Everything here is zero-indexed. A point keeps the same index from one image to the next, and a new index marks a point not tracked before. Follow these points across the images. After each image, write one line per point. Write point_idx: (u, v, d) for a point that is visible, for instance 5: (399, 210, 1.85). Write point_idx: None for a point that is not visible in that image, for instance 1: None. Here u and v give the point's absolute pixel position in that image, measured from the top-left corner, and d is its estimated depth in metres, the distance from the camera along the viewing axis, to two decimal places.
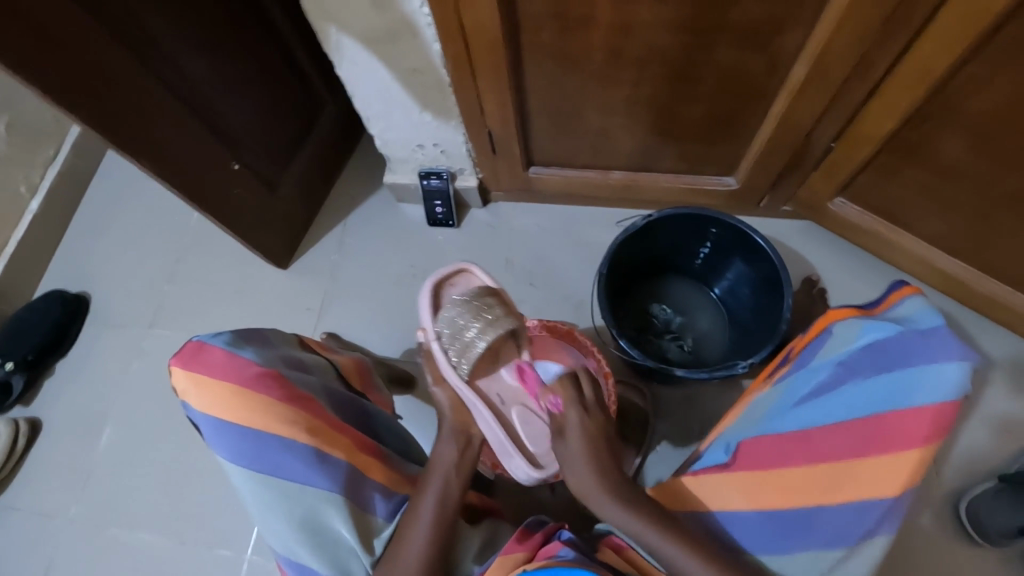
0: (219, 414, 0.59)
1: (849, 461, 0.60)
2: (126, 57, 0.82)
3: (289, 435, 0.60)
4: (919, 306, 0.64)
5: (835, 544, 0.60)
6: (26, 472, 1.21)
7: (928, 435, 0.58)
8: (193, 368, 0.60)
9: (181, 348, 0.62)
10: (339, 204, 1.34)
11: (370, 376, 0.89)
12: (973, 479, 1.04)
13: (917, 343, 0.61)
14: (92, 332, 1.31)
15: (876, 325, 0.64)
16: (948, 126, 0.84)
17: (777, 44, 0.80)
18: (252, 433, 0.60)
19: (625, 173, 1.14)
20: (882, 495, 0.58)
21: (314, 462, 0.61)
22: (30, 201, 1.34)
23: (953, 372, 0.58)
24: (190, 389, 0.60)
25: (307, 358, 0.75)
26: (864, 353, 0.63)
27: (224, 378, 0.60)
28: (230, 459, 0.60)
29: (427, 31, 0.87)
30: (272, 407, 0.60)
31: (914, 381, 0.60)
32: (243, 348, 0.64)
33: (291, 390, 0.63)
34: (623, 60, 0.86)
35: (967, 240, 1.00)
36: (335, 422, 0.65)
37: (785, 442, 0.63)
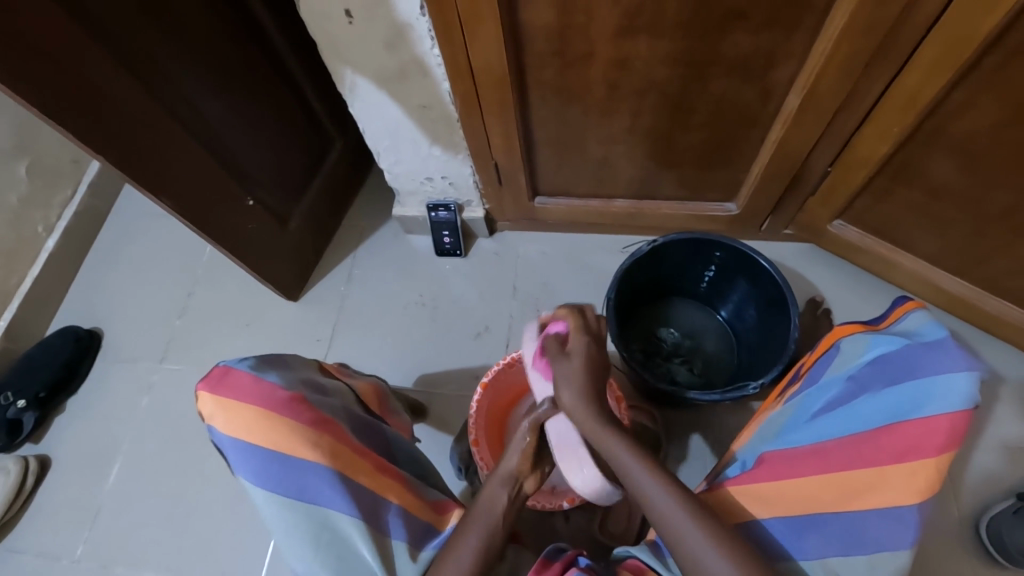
0: (245, 437, 0.61)
1: (864, 471, 0.59)
2: (153, 101, 0.86)
3: (312, 457, 0.61)
4: (923, 320, 0.64)
5: (854, 550, 0.59)
6: (33, 510, 1.20)
7: (941, 445, 0.57)
8: (219, 392, 0.62)
9: (208, 372, 0.64)
10: (349, 237, 1.38)
11: (388, 402, 0.90)
12: (990, 497, 1.03)
13: (923, 354, 0.61)
14: (104, 367, 1.32)
15: (882, 339, 0.65)
16: (938, 150, 0.88)
17: (768, 78, 0.85)
18: (277, 456, 0.61)
19: (628, 201, 1.17)
20: (903, 504, 0.57)
21: (337, 484, 0.61)
22: (47, 239, 1.38)
23: (962, 382, 0.58)
24: (216, 412, 0.62)
25: (327, 383, 0.75)
26: (871, 367, 0.64)
27: (250, 400, 0.62)
28: (254, 482, 0.61)
29: (436, 70, 0.91)
30: (298, 429, 0.61)
31: (923, 391, 0.59)
32: (267, 371, 0.66)
33: (315, 412, 0.64)
34: (623, 94, 0.90)
35: (966, 259, 1.02)
36: (356, 445, 0.65)
37: (800, 455, 0.64)
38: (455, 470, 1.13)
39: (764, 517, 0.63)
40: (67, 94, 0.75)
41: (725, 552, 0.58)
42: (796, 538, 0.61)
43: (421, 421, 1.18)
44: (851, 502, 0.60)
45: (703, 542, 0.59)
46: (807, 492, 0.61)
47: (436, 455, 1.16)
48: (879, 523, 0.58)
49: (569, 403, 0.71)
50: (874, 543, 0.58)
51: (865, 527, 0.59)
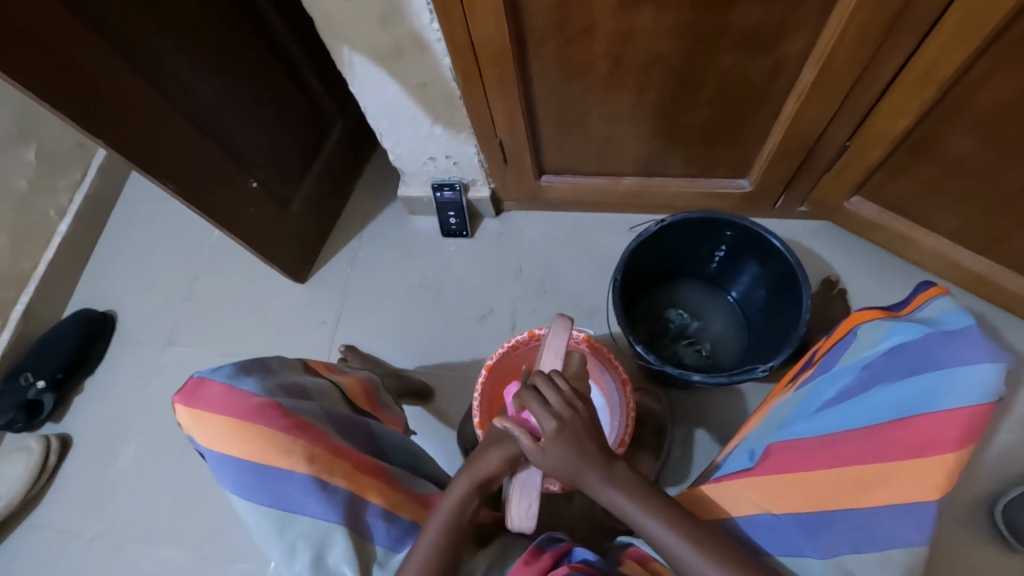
0: (221, 448, 0.61)
1: (873, 465, 0.58)
2: (148, 84, 0.85)
3: (287, 464, 0.60)
4: (946, 306, 0.61)
5: (863, 545, 0.58)
6: (55, 487, 1.25)
7: (959, 440, 0.54)
8: (194, 405, 0.62)
9: (183, 384, 0.64)
10: (354, 218, 1.37)
11: (378, 395, 0.92)
12: (1007, 483, 1.00)
13: (943, 343, 0.57)
14: (117, 350, 1.35)
15: (900, 327, 0.62)
16: (959, 126, 0.83)
17: (782, 48, 0.80)
18: (253, 466, 0.60)
19: (635, 179, 1.14)
20: (918, 500, 0.55)
21: (313, 491, 0.60)
22: (59, 224, 1.39)
23: (985, 375, 0.54)
24: (192, 424, 0.62)
25: (309, 384, 0.76)
26: (887, 357, 0.61)
27: (222, 411, 0.61)
28: (234, 491, 0.61)
29: (434, 46, 0.88)
30: (271, 437, 0.60)
31: (942, 384, 0.56)
32: (242, 379, 0.65)
33: (291, 418, 0.63)
34: (629, 68, 0.86)
35: (991, 238, 0.97)
36: (335, 447, 0.65)
37: (806, 447, 0.62)
38: (462, 451, 1.14)
39: (769, 512, 0.63)
40: (59, 80, 0.73)
41: (723, 565, 0.61)
42: (806, 537, 0.61)
43: (427, 402, 1.19)
44: (862, 497, 0.58)
45: (698, 559, 0.61)
46: (812, 486, 0.60)
47: (441, 436, 1.17)
48: (890, 518, 0.57)
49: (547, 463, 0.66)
50: (884, 538, 0.57)
51: (878, 524, 0.57)
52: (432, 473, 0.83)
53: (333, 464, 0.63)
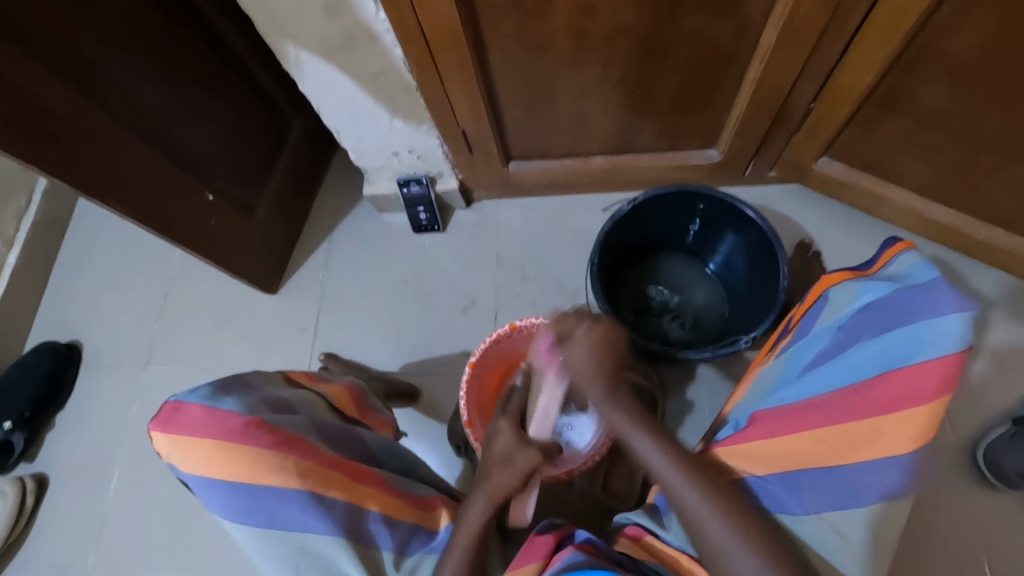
0: (207, 473, 0.57)
1: (858, 422, 0.58)
2: (83, 98, 0.79)
3: (280, 482, 0.58)
4: (912, 261, 0.63)
5: (852, 503, 0.57)
6: (37, 527, 1.20)
7: (938, 388, 0.55)
8: (172, 430, 0.58)
9: (158, 410, 0.60)
10: (322, 221, 1.32)
11: (365, 400, 0.89)
12: (987, 424, 1.03)
13: (915, 296, 0.59)
14: (87, 380, 1.29)
15: (871, 286, 0.63)
16: (926, 74, 0.83)
17: (743, 10, 0.79)
18: (243, 487, 0.57)
19: (606, 157, 1.12)
20: (898, 453, 0.56)
21: (310, 506, 0.58)
22: (7, 255, 1.32)
23: (955, 323, 0.56)
24: (172, 451, 0.58)
25: (292, 397, 0.73)
26: (861, 315, 0.62)
27: (204, 433, 0.58)
28: (226, 515, 0.58)
29: (386, 35, 0.84)
30: (258, 456, 0.57)
31: (916, 336, 0.57)
32: (221, 398, 0.62)
33: (277, 434, 0.60)
34: (590, 43, 0.84)
35: (958, 187, 0.98)
36: (328, 458, 0.62)
37: (792, 409, 0.62)
38: (455, 447, 1.12)
39: (759, 476, 0.61)
40: None
41: (729, 515, 0.58)
42: (792, 497, 0.60)
43: (415, 403, 1.17)
44: (847, 456, 0.58)
45: (704, 509, 0.59)
46: (800, 447, 0.60)
47: (434, 435, 1.15)
48: (875, 471, 0.57)
49: (575, 363, 0.71)
50: (870, 493, 0.57)
51: (860, 480, 0.57)
52: (427, 476, 0.81)
53: (328, 477, 0.61)
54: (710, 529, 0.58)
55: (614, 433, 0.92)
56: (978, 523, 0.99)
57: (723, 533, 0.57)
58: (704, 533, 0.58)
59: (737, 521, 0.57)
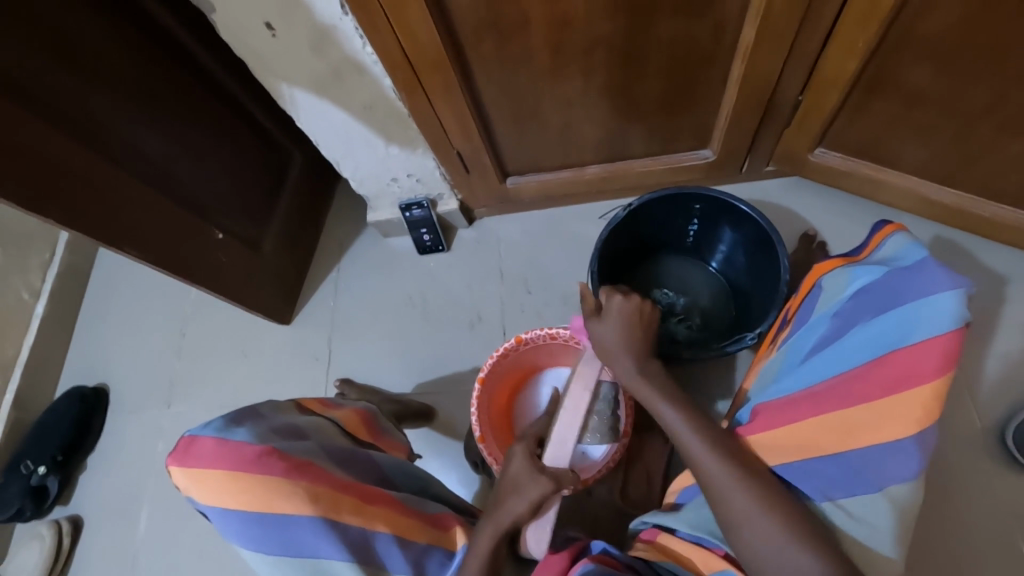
0: (222, 504, 0.59)
1: (860, 408, 0.57)
2: (90, 150, 0.83)
3: (293, 509, 0.59)
4: (902, 243, 0.63)
5: (859, 491, 0.57)
6: (73, 568, 1.23)
7: (938, 367, 0.54)
8: (187, 464, 0.60)
9: (174, 445, 0.62)
10: (329, 250, 1.36)
11: (377, 422, 0.91)
12: (1015, 405, 1.00)
13: (907, 277, 0.59)
14: (114, 421, 1.33)
15: (862, 270, 0.64)
16: (909, 57, 0.83)
17: (717, 11, 0.80)
18: (256, 516, 0.58)
19: (599, 166, 1.14)
20: (903, 436, 0.55)
21: (323, 531, 0.59)
22: (35, 305, 1.39)
23: (948, 301, 0.56)
24: (189, 485, 0.60)
25: (305, 424, 0.74)
26: (856, 300, 0.63)
27: (218, 464, 0.59)
28: (243, 545, 0.59)
29: (373, 67, 0.87)
30: (269, 485, 0.59)
31: (911, 316, 0.57)
32: (233, 430, 0.64)
33: (289, 460, 0.62)
34: (570, 57, 0.86)
35: (958, 165, 0.97)
36: (339, 482, 0.64)
37: (793, 398, 0.62)
38: (471, 464, 1.13)
39: (768, 466, 0.61)
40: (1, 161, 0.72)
41: (756, 492, 0.59)
42: (805, 486, 0.59)
43: (430, 423, 1.18)
44: (852, 442, 0.57)
45: (730, 484, 0.60)
46: (805, 438, 0.59)
47: (451, 453, 1.16)
48: (890, 455, 0.56)
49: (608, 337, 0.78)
50: (878, 480, 0.56)
51: (869, 466, 0.57)
52: (441, 494, 0.82)
53: (338, 501, 0.62)
54: (737, 504, 0.58)
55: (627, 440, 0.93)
56: (1017, 509, 0.95)
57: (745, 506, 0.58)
58: (734, 513, 0.58)
59: (768, 501, 0.58)
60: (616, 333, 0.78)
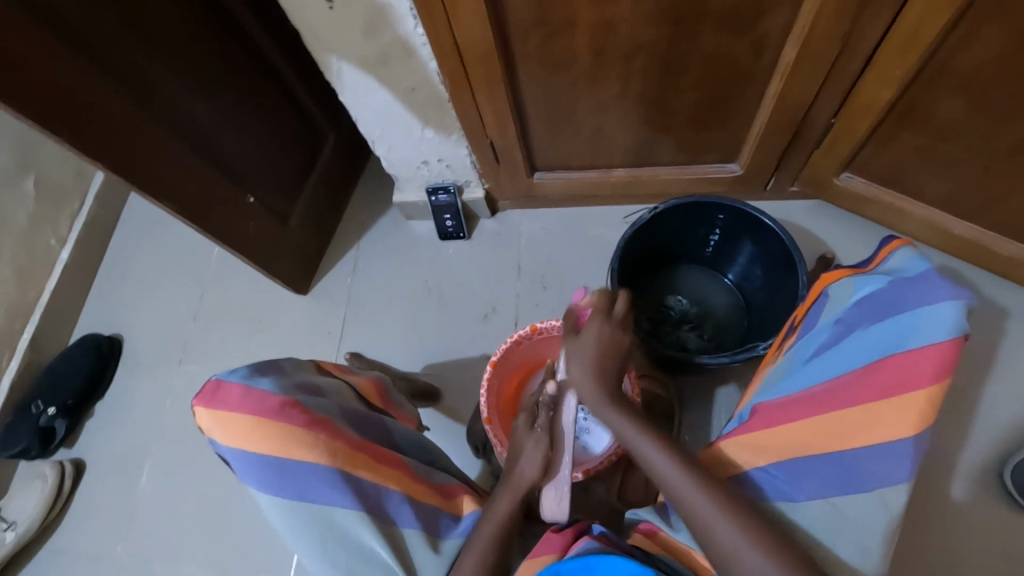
0: (244, 447, 0.61)
1: (855, 410, 0.58)
2: (138, 102, 0.86)
3: (313, 459, 0.61)
4: (907, 256, 0.64)
5: (853, 487, 0.58)
6: (73, 512, 1.25)
7: (932, 375, 0.55)
8: (213, 406, 0.62)
9: (201, 388, 0.64)
10: (351, 228, 1.38)
11: (390, 394, 0.93)
12: (1013, 444, 1.01)
13: (908, 288, 0.60)
14: (126, 372, 1.36)
15: (867, 280, 0.64)
16: (946, 90, 0.84)
17: (761, 28, 0.82)
18: (276, 462, 0.61)
19: (627, 170, 1.16)
20: (896, 438, 0.56)
21: (339, 483, 0.62)
22: (60, 252, 1.41)
23: (948, 311, 0.56)
24: (213, 426, 0.62)
25: (322, 383, 0.77)
26: (858, 307, 0.63)
27: (243, 410, 0.62)
28: (258, 490, 0.62)
29: (421, 50, 0.90)
30: (292, 434, 0.61)
31: (909, 326, 0.58)
32: (258, 379, 0.66)
33: (310, 415, 0.64)
34: (612, 59, 0.88)
35: (980, 202, 0.99)
36: (355, 440, 0.66)
37: (791, 400, 0.62)
38: (473, 449, 1.15)
39: (760, 467, 0.63)
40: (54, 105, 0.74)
41: (733, 515, 0.59)
42: (793, 485, 0.61)
43: (434, 405, 1.20)
44: (845, 442, 0.58)
45: (691, 488, 0.62)
46: (802, 438, 0.60)
47: (453, 436, 1.18)
48: (879, 456, 0.57)
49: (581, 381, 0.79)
50: (872, 480, 0.57)
51: (861, 466, 0.58)
52: (447, 466, 0.83)
53: (355, 457, 0.64)
54: (718, 529, 0.58)
55: (625, 444, 0.93)
56: (1006, 545, 0.96)
57: (706, 507, 0.60)
58: (709, 528, 0.59)
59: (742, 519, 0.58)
60: (585, 368, 0.79)
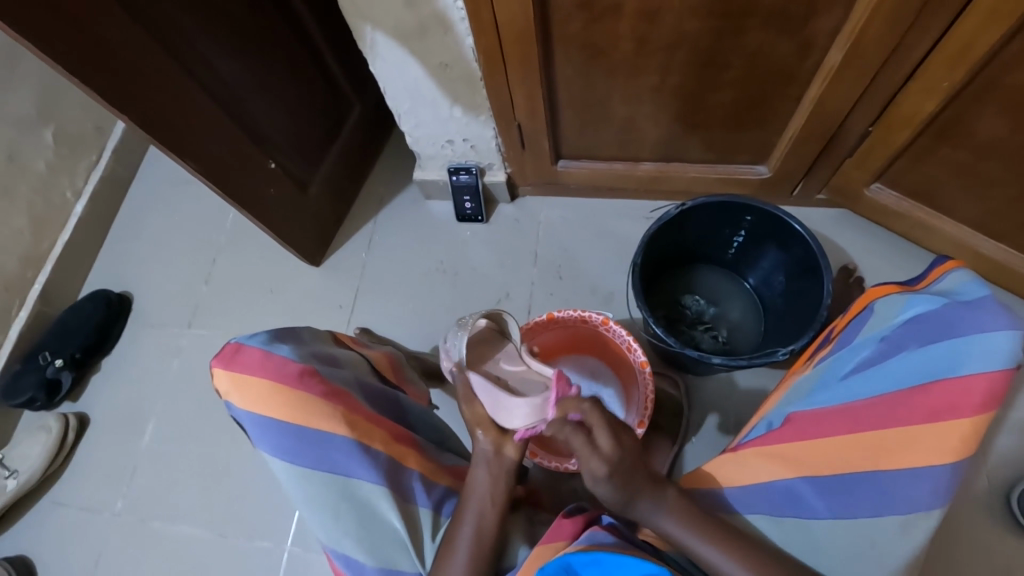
0: (261, 411, 0.61)
1: (893, 430, 0.58)
2: (168, 55, 0.84)
3: (330, 429, 0.62)
4: (964, 279, 0.61)
5: (883, 510, 0.58)
6: (74, 464, 1.26)
7: (977, 404, 0.55)
8: (232, 368, 0.62)
9: (221, 349, 0.64)
10: (369, 202, 1.37)
11: (403, 370, 0.92)
12: (1022, 470, 1.00)
13: (963, 312, 0.58)
14: (135, 330, 1.35)
15: (919, 299, 0.62)
16: (990, 108, 0.83)
17: (810, 28, 0.80)
18: (293, 428, 0.61)
19: (654, 164, 1.14)
20: (934, 463, 0.56)
21: (357, 454, 0.62)
22: (75, 205, 1.39)
23: (1003, 341, 0.55)
24: (231, 389, 0.62)
25: (340, 354, 0.76)
26: (907, 326, 0.61)
27: (263, 374, 0.61)
28: (272, 456, 0.62)
29: (459, 25, 0.88)
30: (311, 402, 0.61)
31: (959, 351, 0.57)
32: (278, 345, 0.66)
33: (327, 384, 0.64)
34: (653, 49, 0.86)
35: (1013, 223, 0.97)
36: (370, 413, 0.66)
37: (827, 411, 0.63)
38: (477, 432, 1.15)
39: (785, 477, 0.63)
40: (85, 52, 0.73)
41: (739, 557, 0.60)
42: (820, 497, 0.61)
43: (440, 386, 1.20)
44: (884, 461, 0.58)
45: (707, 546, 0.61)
46: (834, 451, 0.61)
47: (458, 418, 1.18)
48: (914, 482, 0.56)
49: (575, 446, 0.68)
50: (905, 503, 0.57)
51: (897, 487, 0.57)
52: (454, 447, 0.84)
53: (371, 430, 0.65)
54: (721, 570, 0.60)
55: (642, 430, 0.94)
56: (1005, 569, 0.96)
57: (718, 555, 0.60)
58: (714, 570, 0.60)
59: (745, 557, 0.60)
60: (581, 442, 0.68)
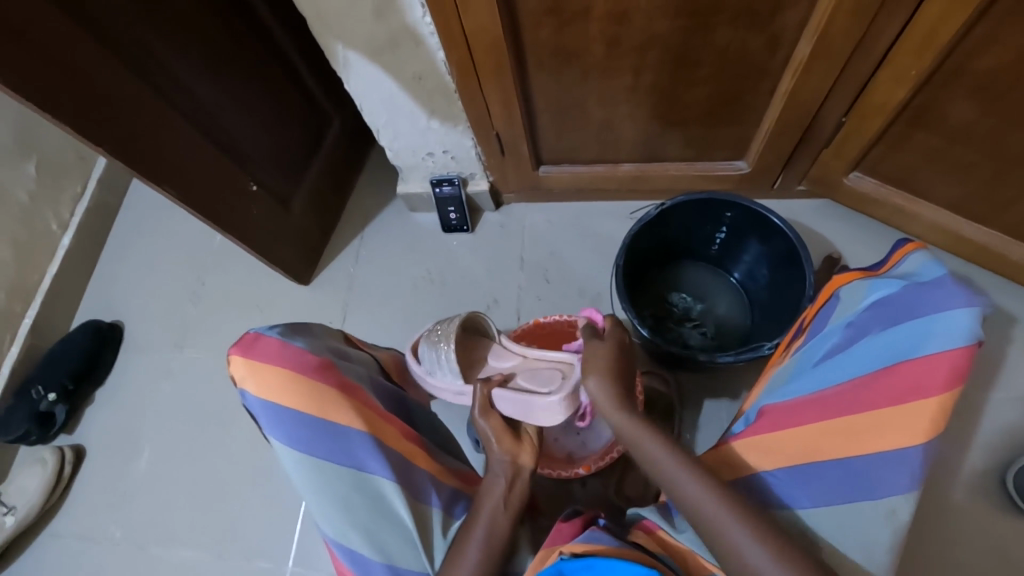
0: (278, 398, 0.65)
1: (864, 415, 0.58)
2: (143, 84, 0.84)
3: (346, 421, 0.67)
4: (921, 260, 0.62)
5: (862, 495, 0.58)
6: (71, 496, 1.25)
7: (943, 383, 0.55)
8: (250, 355, 0.66)
9: (239, 337, 0.68)
10: (354, 217, 1.37)
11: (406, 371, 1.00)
12: (1016, 449, 1.00)
13: (922, 292, 0.59)
14: (126, 358, 1.35)
15: (879, 283, 0.63)
16: (960, 92, 0.83)
17: (777, 23, 0.81)
18: (310, 418, 0.66)
19: (634, 165, 1.15)
20: (907, 445, 0.56)
21: (373, 448, 0.68)
22: (62, 236, 1.39)
23: (963, 319, 0.55)
24: (247, 374, 0.66)
25: (353, 354, 0.84)
26: (870, 311, 0.62)
27: (282, 363, 0.66)
28: (286, 444, 0.66)
29: (429, 38, 0.89)
30: (329, 392, 0.67)
31: (922, 331, 0.57)
32: (293, 339, 0.72)
33: (342, 379, 0.71)
34: (624, 51, 0.87)
35: (991, 204, 0.97)
36: (381, 410, 0.73)
37: (799, 401, 0.63)
38: None
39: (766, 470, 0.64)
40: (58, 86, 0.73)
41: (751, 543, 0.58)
42: (799, 487, 0.62)
43: None
44: (856, 448, 0.59)
45: (729, 518, 0.59)
46: (808, 441, 0.61)
47: None
48: (887, 464, 0.57)
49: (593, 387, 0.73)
50: (881, 486, 0.57)
51: (872, 472, 0.58)
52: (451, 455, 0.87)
53: (382, 425, 0.71)
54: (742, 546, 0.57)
55: None
56: (1005, 549, 0.96)
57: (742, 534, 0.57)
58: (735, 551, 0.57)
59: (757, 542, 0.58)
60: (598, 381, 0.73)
